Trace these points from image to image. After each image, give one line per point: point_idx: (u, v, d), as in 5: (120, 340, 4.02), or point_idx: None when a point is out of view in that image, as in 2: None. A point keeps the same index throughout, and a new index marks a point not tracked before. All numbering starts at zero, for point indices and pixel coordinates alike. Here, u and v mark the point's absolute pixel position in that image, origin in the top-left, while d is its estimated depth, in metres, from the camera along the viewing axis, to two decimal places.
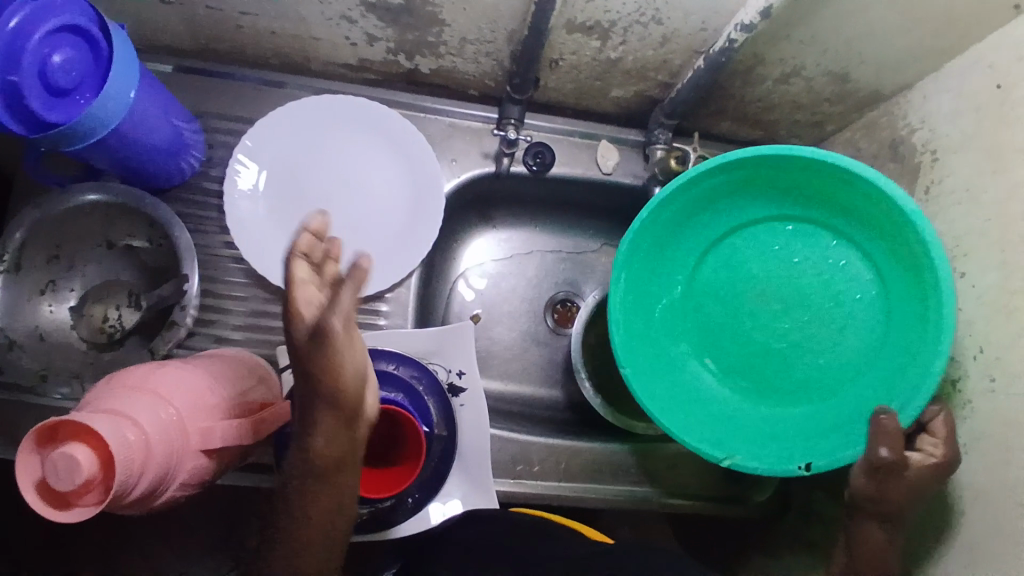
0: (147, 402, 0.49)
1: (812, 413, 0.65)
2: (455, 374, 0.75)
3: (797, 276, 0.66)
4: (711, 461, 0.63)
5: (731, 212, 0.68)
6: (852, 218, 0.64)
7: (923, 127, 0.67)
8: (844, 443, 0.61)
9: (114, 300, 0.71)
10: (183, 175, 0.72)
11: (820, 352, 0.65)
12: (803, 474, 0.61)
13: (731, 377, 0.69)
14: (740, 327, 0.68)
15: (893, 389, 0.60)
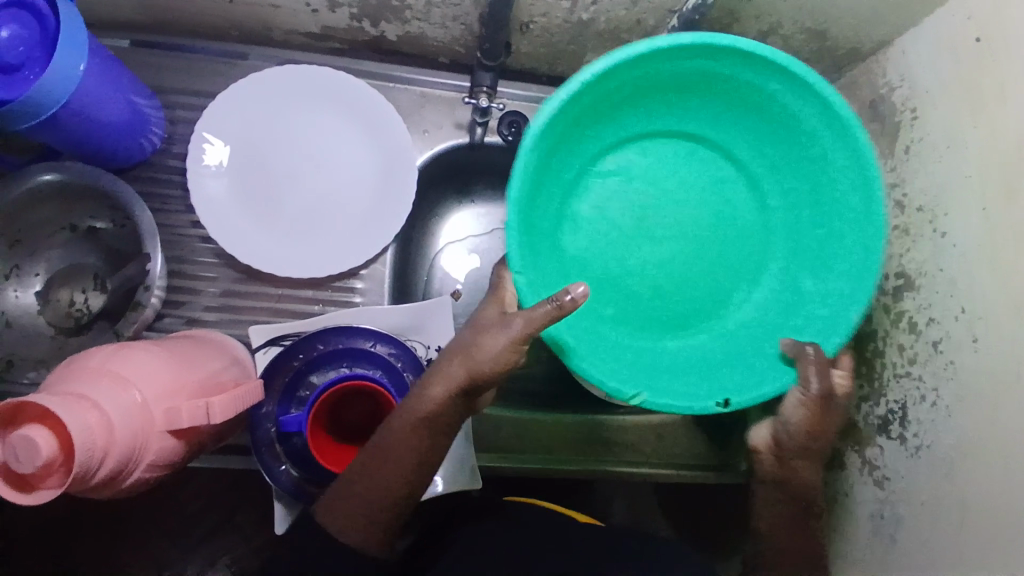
0: (109, 383, 0.48)
1: (691, 342, 0.67)
2: (434, 351, 0.73)
3: (666, 201, 0.68)
4: (620, 398, 0.58)
5: (626, 123, 0.66)
6: (738, 132, 0.67)
7: (903, 84, 0.65)
8: (745, 382, 0.62)
9: (79, 284, 0.68)
10: (144, 153, 0.70)
11: (658, 279, 0.68)
12: (722, 411, 0.59)
13: (592, 289, 0.66)
14: (602, 263, 0.68)
15: (773, 325, 0.66)
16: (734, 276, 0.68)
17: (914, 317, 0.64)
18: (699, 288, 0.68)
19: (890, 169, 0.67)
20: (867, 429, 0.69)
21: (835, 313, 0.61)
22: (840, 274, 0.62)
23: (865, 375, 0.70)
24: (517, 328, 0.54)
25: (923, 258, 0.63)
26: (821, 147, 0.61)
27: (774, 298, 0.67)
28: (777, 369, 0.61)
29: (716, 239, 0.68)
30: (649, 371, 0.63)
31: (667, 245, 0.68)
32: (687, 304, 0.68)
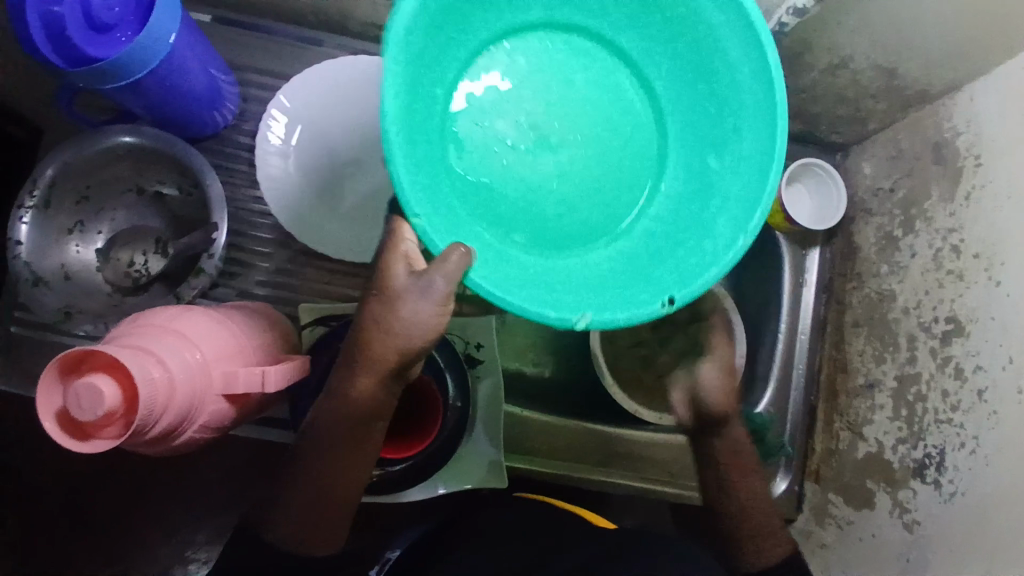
0: (173, 342, 0.49)
1: (607, 255, 0.56)
2: (473, 346, 0.74)
3: (559, 96, 0.57)
4: (564, 326, 0.47)
5: (464, 22, 0.52)
6: (620, 20, 0.56)
7: (968, 130, 0.65)
8: (677, 272, 0.52)
9: (140, 247, 0.70)
10: (216, 126, 0.72)
11: (566, 186, 0.57)
12: (668, 312, 0.49)
13: (473, 205, 0.54)
14: (496, 187, 0.56)
15: (687, 220, 0.55)
16: (628, 167, 0.58)
17: (961, 363, 0.63)
18: (597, 187, 0.57)
19: (950, 214, 0.67)
20: (901, 470, 0.68)
21: (742, 190, 0.52)
22: (736, 154, 0.53)
23: (904, 417, 0.69)
24: (438, 288, 0.47)
25: (975, 305, 0.63)
26: (709, 31, 0.51)
27: (676, 189, 0.57)
28: (712, 252, 0.51)
29: (614, 134, 0.58)
30: (572, 292, 0.52)
31: (561, 157, 0.57)
32: (594, 217, 0.57)
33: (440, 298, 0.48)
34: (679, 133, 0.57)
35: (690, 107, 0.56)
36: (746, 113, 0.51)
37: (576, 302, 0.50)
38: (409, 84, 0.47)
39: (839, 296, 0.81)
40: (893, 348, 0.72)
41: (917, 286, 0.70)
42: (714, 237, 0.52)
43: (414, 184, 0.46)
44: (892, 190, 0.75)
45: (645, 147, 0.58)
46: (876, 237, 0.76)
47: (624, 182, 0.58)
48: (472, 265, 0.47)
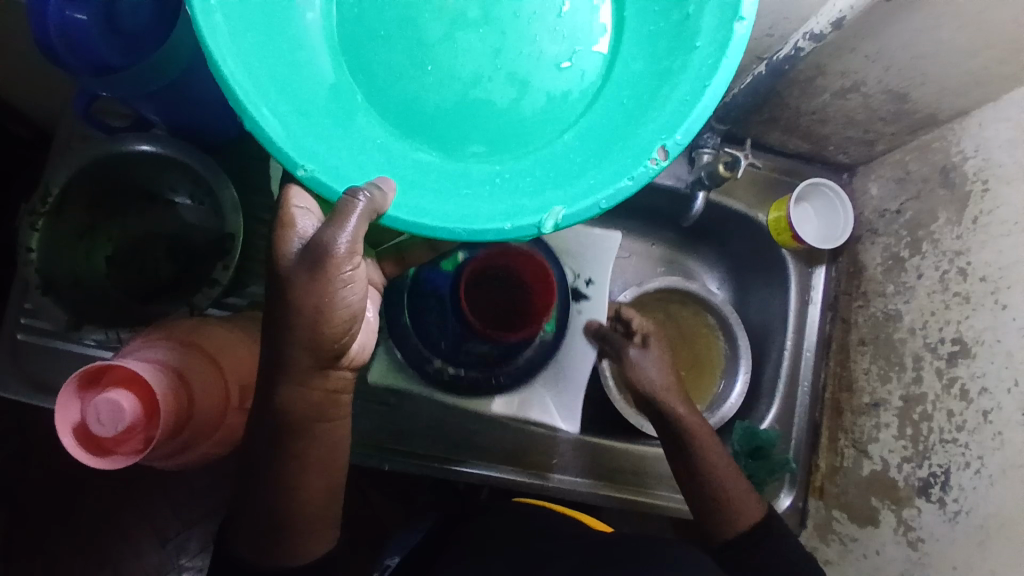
0: (190, 355, 0.49)
1: (587, 129, 0.45)
2: (582, 281, 0.78)
3: None
4: (532, 233, 0.39)
5: None
6: None
7: (977, 155, 0.67)
8: (662, 119, 0.41)
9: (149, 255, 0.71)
10: (233, 137, 0.71)
11: (508, 56, 0.45)
12: (663, 169, 0.40)
13: (403, 125, 0.45)
14: (415, 86, 0.45)
15: (668, 50, 0.44)
16: (575, 13, 0.46)
17: (967, 385, 0.64)
18: (545, 46, 0.45)
19: (956, 237, 0.68)
20: (905, 489, 0.69)
21: None
22: None
23: (909, 436, 0.70)
24: (336, 250, 0.41)
25: (981, 328, 0.64)
26: None
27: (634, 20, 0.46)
28: (698, 77, 0.41)
29: None
30: (541, 187, 0.43)
31: (489, 28, 0.44)
32: (553, 92, 0.45)
33: (340, 259, 0.41)
34: None
35: None
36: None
37: (545, 198, 0.41)
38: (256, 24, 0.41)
39: (844, 315, 0.82)
40: (899, 368, 0.73)
41: (924, 307, 0.71)
42: (699, 58, 0.41)
43: (294, 136, 0.39)
44: (898, 212, 0.76)
45: None
46: (883, 257, 0.77)
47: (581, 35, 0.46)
48: (385, 206, 0.39)
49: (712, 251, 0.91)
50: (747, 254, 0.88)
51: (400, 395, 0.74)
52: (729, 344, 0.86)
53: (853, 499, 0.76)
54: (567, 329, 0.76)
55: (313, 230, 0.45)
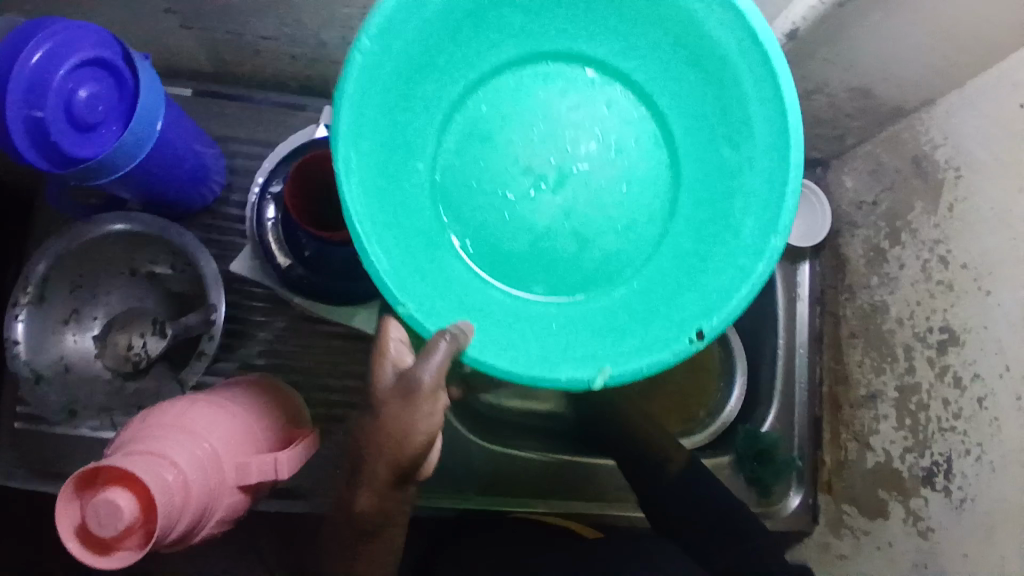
0: (183, 440, 0.49)
1: (640, 285, 0.52)
2: None
3: (563, 122, 0.52)
4: (580, 386, 0.45)
5: (428, 63, 0.50)
6: (613, 21, 0.51)
7: (946, 143, 0.67)
8: (706, 295, 0.48)
9: (137, 328, 0.70)
10: (204, 200, 0.72)
11: (579, 220, 0.52)
12: (700, 345, 0.46)
13: (483, 268, 0.53)
14: (501, 238, 0.53)
15: (717, 231, 0.50)
16: (637, 185, 0.53)
17: (959, 373, 0.64)
18: (611, 212, 0.53)
19: (934, 226, 0.68)
20: (910, 479, 0.69)
21: (765, 181, 0.48)
22: (761, 150, 0.48)
23: (909, 426, 0.70)
24: (422, 386, 0.44)
25: (967, 316, 0.64)
26: (703, 35, 0.48)
27: (699, 189, 0.52)
28: (737, 265, 0.48)
29: (614, 154, 0.53)
30: (594, 340, 0.50)
31: (563, 195, 0.52)
32: (614, 247, 0.53)
33: (425, 396, 0.44)
34: (684, 132, 0.52)
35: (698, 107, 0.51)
36: (746, 92, 0.48)
37: (595, 355, 0.48)
38: (378, 179, 0.48)
39: (832, 308, 0.82)
40: (891, 359, 0.73)
41: (909, 297, 0.71)
42: (742, 243, 0.48)
43: (396, 271, 0.47)
44: (875, 203, 0.76)
45: (650, 155, 0.53)
46: (864, 249, 0.78)
47: (647, 207, 0.53)
48: (463, 344, 0.45)
49: None
50: None
51: None
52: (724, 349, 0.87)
53: (857, 493, 0.76)
54: None
55: (409, 361, 0.48)
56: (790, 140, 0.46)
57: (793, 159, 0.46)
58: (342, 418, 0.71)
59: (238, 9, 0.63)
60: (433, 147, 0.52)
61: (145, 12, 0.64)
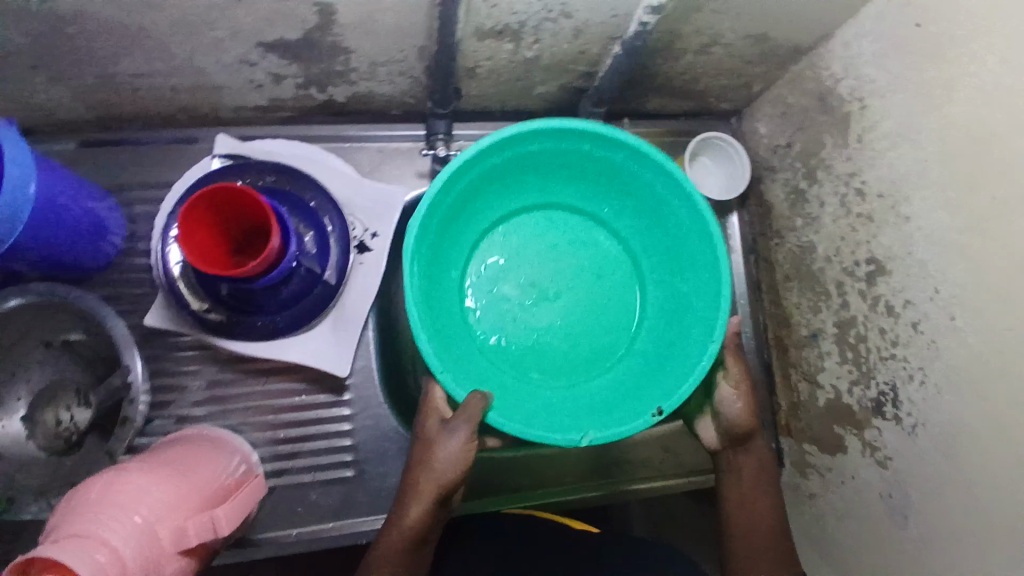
0: (113, 516, 0.47)
1: (615, 374, 0.72)
2: (369, 234, 0.73)
3: (560, 256, 0.75)
4: (570, 445, 0.58)
5: (474, 211, 0.71)
6: (599, 199, 0.74)
7: (847, 76, 0.67)
8: (670, 386, 0.64)
9: (63, 402, 0.69)
10: (108, 256, 0.69)
11: (568, 327, 0.74)
12: (659, 419, 0.60)
13: (502, 362, 0.72)
14: (518, 338, 0.73)
15: (671, 335, 0.70)
16: (614, 307, 0.75)
17: (891, 301, 0.64)
18: (590, 321, 0.74)
19: (847, 159, 0.68)
20: (862, 411, 0.69)
21: (705, 301, 0.65)
22: (705, 284, 0.66)
23: (852, 359, 0.70)
24: (464, 428, 0.59)
25: (891, 244, 0.64)
26: (657, 197, 0.68)
27: (659, 311, 0.73)
28: (688, 365, 0.64)
29: (587, 276, 0.76)
30: (581, 419, 0.65)
31: (556, 302, 0.74)
32: (597, 341, 0.74)
33: (467, 436, 0.59)
34: (649, 264, 0.74)
35: (655, 255, 0.73)
36: (691, 231, 0.66)
37: (580, 427, 0.62)
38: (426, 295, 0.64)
39: (765, 254, 0.82)
40: (826, 296, 0.73)
41: (833, 234, 0.71)
42: (695, 342, 0.65)
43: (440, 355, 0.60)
44: (789, 145, 0.76)
45: (622, 279, 0.76)
46: (785, 192, 0.78)
47: (622, 321, 0.75)
48: (485, 408, 0.58)
49: None
50: None
51: (358, 464, 0.71)
52: None
53: (812, 433, 0.77)
54: (347, 278, 0.71)
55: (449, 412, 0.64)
56: (723, 276, 0.62)
57: (726, 291, 0.62)
58: (294, 454, 0.70)
59: (100, 52, 0.59)
60: (471, 276, 0.74)
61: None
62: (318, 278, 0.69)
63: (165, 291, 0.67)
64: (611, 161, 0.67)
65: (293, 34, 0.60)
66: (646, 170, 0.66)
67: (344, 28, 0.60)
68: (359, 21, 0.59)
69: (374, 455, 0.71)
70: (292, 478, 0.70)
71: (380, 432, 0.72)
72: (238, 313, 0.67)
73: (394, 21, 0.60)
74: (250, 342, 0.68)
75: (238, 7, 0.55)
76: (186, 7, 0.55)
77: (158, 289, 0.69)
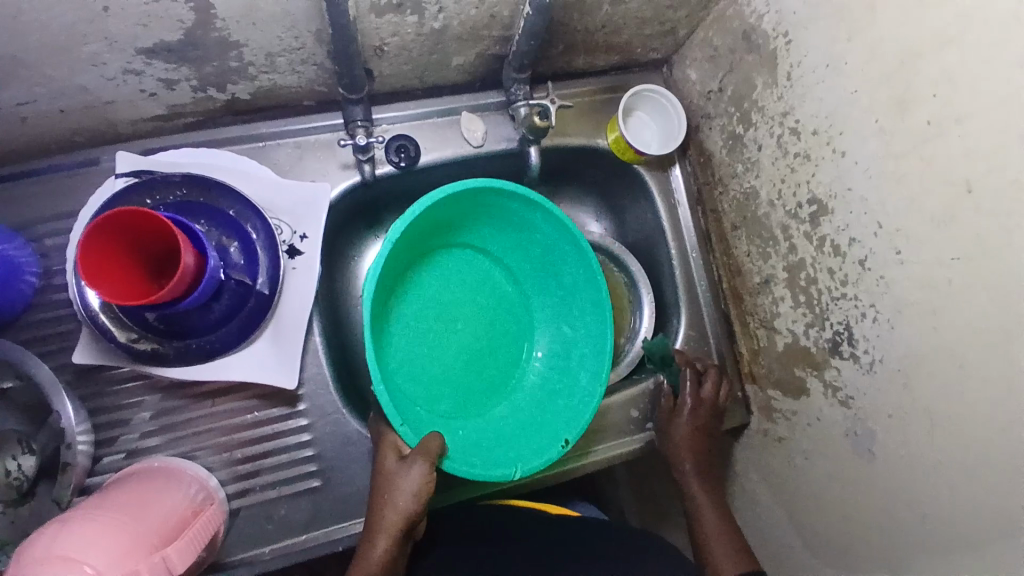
0: (57, 572, 0.44)
1: (513, 405, 0.79)
2: (297, 237, 0.71)
3: (462, 295, 0.80)
4: (506, 479, 0.66)
5: (406, 251, 0.75)
6: (497, 244, 0.81)
7: (769, 10, 0.64)
8: (568, 419, 0.73)
9: (8, 451, 0.66)
10: (26, 297, 0.66)
11: (472, 361, 0.79)
12: (566, 449, 0.70)
13: (418, 393, 0.74)
14: (427, 372, 0.77)
15: (564, 370, 0.79)
16: (517, 342, 0.81)
17: (836, 240, 0.63)
18: (497, 354, 0.80)
19: (778, 98, 0.66)
20: (820, 352, 0.69)
21: (594, 339, 0.76)
22: (594, 325, 0.76)
23: (806, 303, 0.69)
24: (420, 466, 0.62)
25: (830, 181, 0.62)
26: (556, 248, 0.77)
27: (552, 348, 0.81)
28: (584, 395, 0.74)
29: (490, 313, 0.81)
30: (491, 452, 0.72)
31: (462, 338, 0.79)
32: (500, 372, 0.80)
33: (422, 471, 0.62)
34: (544, 304, 0.82)
35: (545, 297, 0.82)
36: (590, 278, 0.75)
37: (502, 463, 0.69)
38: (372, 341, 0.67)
39: (711, 205, 0.81)
40: (773, 241, 0.72)
41: (774, 177, 0.69)
42: (587, 376, 0.75)
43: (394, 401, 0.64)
44: (721, 89, 0.73)
45: (520, 315, 0.82)
46: (723, 138, 0.75)
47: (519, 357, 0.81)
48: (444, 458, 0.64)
49: (577, 188, 0.89)
50: (604, 178, 0.86)
51: (324, 472, 0.70)
52: (623, 272, 0.89)
53: (774, 380, 0.77)
54: (280, 286, 0.69)
55: None
56: (610, 315, 0.73)
57: (610, 327, 0.73)
58: (255, 472, 0.69)
59: None
60: (395, 309, 0.76)
61: None
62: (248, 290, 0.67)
63: (89, 327, 0.64)
64: (529, 219, 0.76)
65: (173, 35, 0.55)
66: (552, 230, 0.75)
67: (228, 21, 0.55)
68: (241, 12, 0.55)
69: (339, 462, 0.70)
70: (257, 497, 0.68)
71: (342, 437, 0.71)
72: (171, 338, 0.65)
73: (280, 7, 0.55)
74: (187, 366, 0.66)
75: (105, 15, 0.51)
76: (46, 22, 0.50)
77: (83, 325, 0.66)
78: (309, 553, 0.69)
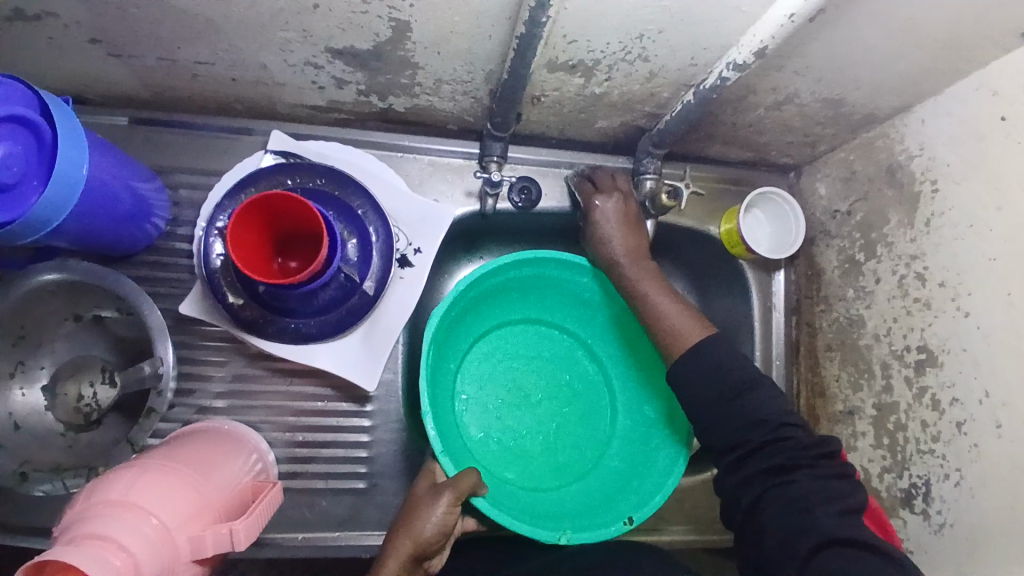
0: (130, 518, 0.46)
1: (584, 487, 0.77)
2: (411, 249, 0.73)
3: (542, 368, 0.82)
4: (550, 540, 0.66)
5: (480, 315, 0.79)
6: (579, 324, 0.83)
7: (922, 154, 0.65)
8: (635, 501, 0.72)
9: (86, 378, 0.70)
10: (148, 238, 0.69)
11: (545, 437, 0.79)
12: (629, 527, 0.68)
13: (481, 457, 0.77)
14: (496, 438, 0.78)
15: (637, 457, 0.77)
16: (593, 425, 0.81)
17: (937, 395, 0.62)
18: (569, 431, 0.80)
19: (910, 240, 0.66)
20: (889, 499, 0.67)
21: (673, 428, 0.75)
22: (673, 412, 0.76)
23: (887, 446, 0.68)
24: (446, 496, 0.62)
25: (945, 335, 0.62)
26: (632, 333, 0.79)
27: (629, 433, 0.80)
28: (656, 481, 0.72)
29: (567, 389, 0.82)
30: (553, 520, 0.71)
31: (535, 412, 0.80)
32: (570, 453, 0.79)
33: (448, 503, 0.62)
34: (624, 387, 0.81)
35: (626, 380, 0.81)
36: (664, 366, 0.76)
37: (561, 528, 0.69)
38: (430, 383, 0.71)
39: (809, 319, 0.80)
40: (868, 375, 0.71)
41: (885, 313, 0.69)
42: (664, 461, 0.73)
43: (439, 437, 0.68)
44: (849, 213, 0.74)
45: (602, 399, 0.82)
46: (838, 260, 0.76)
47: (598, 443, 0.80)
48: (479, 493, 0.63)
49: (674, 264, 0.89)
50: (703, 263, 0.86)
51: (372, 477, 0.71)
52: None
53: None
54: (384, 291, 0.71)
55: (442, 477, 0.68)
56: None
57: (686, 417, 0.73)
58: (311, 458, 0.70)
59: (164, 36, 0.58)
60: (468, 372, 0.80)
61: (66, 44, 0.59)
62: (354, 288, 0.69)
63: (203, 282, 0.67)
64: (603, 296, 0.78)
65: (364, 44, 0.58)
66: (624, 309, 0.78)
67: (417, 45, 0.58)
68: (432, 40, 0.58)
69: (389, 470, 0.71)
70: (306, 483, 0.70)
71: (398, 446, 0.72)
72: (272, 313, 0.68)
73: (467, 44, 0.58)
74: (279, 343, 0.68)
75: (311, 13, 0.54)
76: (259, 7, 0.54)
77: (197, 279, 0.69)
78: (336, 551, 0.70)
